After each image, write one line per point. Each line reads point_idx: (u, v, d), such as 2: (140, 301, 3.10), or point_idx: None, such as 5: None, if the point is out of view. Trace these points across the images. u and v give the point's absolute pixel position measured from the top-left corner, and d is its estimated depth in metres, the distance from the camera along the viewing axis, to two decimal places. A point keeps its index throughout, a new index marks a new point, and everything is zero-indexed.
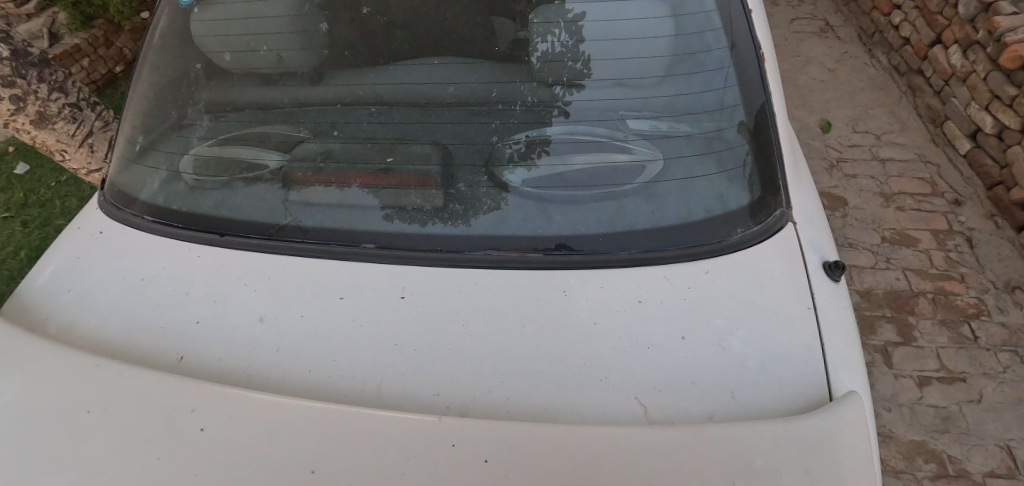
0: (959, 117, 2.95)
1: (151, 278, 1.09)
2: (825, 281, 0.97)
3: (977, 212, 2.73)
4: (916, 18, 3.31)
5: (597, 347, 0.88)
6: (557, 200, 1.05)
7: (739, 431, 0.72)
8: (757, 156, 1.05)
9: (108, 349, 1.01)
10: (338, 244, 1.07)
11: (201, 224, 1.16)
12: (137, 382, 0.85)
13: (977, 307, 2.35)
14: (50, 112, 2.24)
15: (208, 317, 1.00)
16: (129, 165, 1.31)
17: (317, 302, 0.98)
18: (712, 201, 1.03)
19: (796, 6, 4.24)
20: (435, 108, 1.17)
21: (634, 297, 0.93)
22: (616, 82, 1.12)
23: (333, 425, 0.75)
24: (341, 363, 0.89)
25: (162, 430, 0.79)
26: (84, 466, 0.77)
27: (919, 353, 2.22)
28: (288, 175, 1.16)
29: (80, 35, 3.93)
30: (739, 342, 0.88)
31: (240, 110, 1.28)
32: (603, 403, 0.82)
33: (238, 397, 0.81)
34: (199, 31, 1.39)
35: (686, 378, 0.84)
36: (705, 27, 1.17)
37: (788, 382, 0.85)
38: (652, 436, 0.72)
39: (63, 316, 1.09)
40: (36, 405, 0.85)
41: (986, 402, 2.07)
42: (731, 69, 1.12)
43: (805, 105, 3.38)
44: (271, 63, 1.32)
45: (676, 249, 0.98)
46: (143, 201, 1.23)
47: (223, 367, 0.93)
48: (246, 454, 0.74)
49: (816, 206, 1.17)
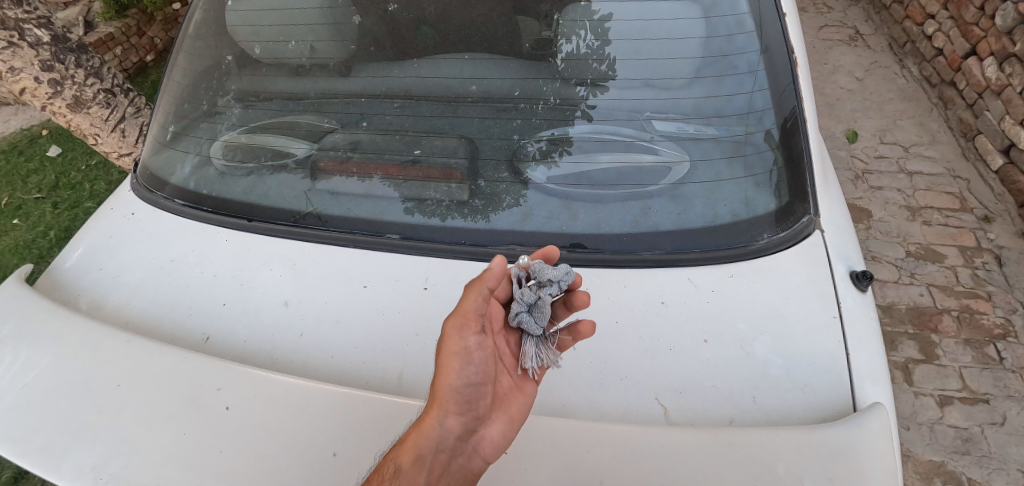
0: (992, 131, 2.86)
1: (181, 260, 1.12)
2: (853, 291, 0.96)
3: (1008, 229, 2.62)
4: (950, 29, 3.23)
5: (618, 346, 0.88)
6: (583, 199, 1.05)
7: (759, 436, 0.71)
8: (788, 161, 1.04)
9: (137, 327, 1.04)
10: (364, 233, 1.09)
11: (230, 208, 1.19)
12: (164, 360, 0.87)
13: (1004, 328, 2.24)
14: (86, 97, 2.30)
15: (235, 300, 1.03)
16: (162, 150, 1.34)
17: (341, 289, 1.00)
18: (739, 205, 1.02)
19: (825, 13, 4.17)
20: (461, 104, 1.17)
21: (656, 298, 0.93)
22: (645, 82, 1.10)
23: (357, 411, 0.77)
24: (363, 351, 0.91)
25: (188, 407, 0.80)
26: (112, 439, 0.80)
27: (940, 372, 2.13)
28: (315, 164, 1.17)
29: (114, 24, 4.03)
30: (762, 347, 0.88)
31: (269, 100, 1.30)
32: (623, 403, 0.82)
33: (262, 378, 0.82)
34: (232, 21, 1.41)
35: (707, 381, 0.84)
36: (737, 29, 1.14)
37: (811, 391, 0.84)
38: (673, 438, 0.72)
39: (95, 293, 1.13)
40: (65, 378, 0.88)
41: (1010, 425, 1.97)
42: (762, 73, 1.10)
43: (831, 114, 3.32)
44: (302, 55, 1.34)
45: (701, 252, 0.98)
46: (174, 185, 1.27)
47: (248, 349, 0.96)
48: (269, 433, 0.76)
49: (845, 215, 1.15)
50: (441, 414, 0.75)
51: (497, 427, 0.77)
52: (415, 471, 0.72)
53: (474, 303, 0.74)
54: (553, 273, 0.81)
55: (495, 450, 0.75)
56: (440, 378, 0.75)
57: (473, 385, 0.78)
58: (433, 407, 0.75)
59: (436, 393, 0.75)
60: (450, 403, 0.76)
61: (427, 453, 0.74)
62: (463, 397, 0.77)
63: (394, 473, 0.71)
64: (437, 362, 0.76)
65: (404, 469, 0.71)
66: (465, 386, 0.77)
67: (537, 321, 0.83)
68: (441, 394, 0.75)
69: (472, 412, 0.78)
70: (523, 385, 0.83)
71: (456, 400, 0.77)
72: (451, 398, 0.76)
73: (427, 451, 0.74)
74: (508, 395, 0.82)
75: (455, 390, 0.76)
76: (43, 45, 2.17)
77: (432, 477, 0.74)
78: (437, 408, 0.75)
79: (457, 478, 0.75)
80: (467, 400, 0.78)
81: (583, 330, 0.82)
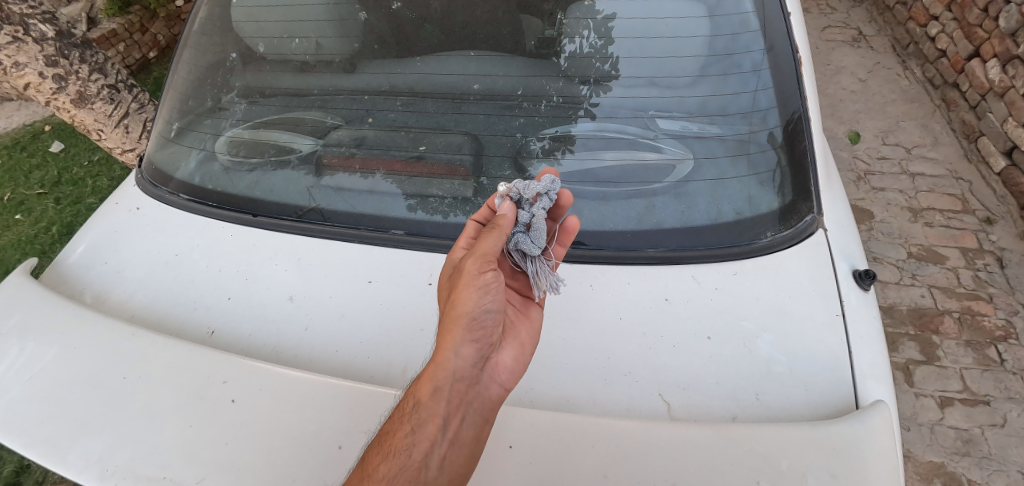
0: (994, 133, 2.86)
1: (186, 255, 1.13)
2: (855, 290, 0.96)
3: (1010, 231, 2.61)
4: (953, 31, 3.22)
5: (621, 342, 0.88)
6: (587, 196, 1.05)
7: (764, 432, 0.72)
8: (791, 159, 1.04)
9: (142, 320, 1.05)
10: (368, 228, 1.09)
11: (234, 203, 1.19)
12: (169, 353, 0.88)
13: (1005, 329, 2.24)
14: (89, 92, 2.30)
15: (239, 294, 1.04)
16: (167, 145, 1.34)
17: (346, 284, 1.01)
18: (743, 203, 1.02)
19: (828, 14, 4.16)
20: (465, 101, 1.17)
21: (660, 295, 0.94)
22: (649, 80, 1.10)
23: (362, 404, 0.78)
24: (368, 345, 0.92)
25: (194, 400, 0.81)
26: (118, 430, 0.80)
27: (942, 373, 2.12)
28: (320, 160, 1.18)
29: (117, 20, 4.03)
30: (765, 344, 0.88)
31: (274, 96, 1.30)
32: (625, 399, 0.82)
33: (267, 372, 0.83)
34: (236, 18, 1.41)
35: (710, 378, 0.84)
36: (743, 28, 1.14)
37: (814, 388, 0.84)
38: (677, 433, 0.72)
39: (100, 286, 1.13)
40: (70, 370, 0.88)
41: (1010, 427, 1.97)
42: (766, 72, 1.10)
43: (833, 115, 3.32)
44: (306, 51, 1.34)
45: (704, 249, 0.98)
46: (179, 180, 1.27)
47: (253, 342, 0.96)
48: (276, 425, 0.77)
49: (848, 214, 1.15)
50: (455, 345, 0.72)
51: (508, 352, 0.79)
52: (433, 403, 0.70)
53: (493, 243, 0.76)
54: (543, 184, 0.86)
55: (512, 375, 0.78)
56: (457, 308, 0.72)
57: (491, 313, 0.75)
58: (447, 339, 0.72)
59: (452, 321, 0.72)
60: (465, 331, 0.73)
61: (445, 384, 0.71)
62: (480, 324, 0.74)
63: (414, 404, 0.70)
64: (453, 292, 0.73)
65: (422, 401, 0.70)
66: (482, 314, 0.74)
67: (534, 240, 0.83)
68: (457, 322, 0.72)
69: (486, 338, 0.75)
70: (525, 311, 0.86)
71: (472, 328, 0.73)
72: (467, 326, 0.73)
73: (445, 381, 0.71)
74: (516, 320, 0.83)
75: (471, 319, 0.73)
76: (47, 40, 2.17)
77: (453, 408, 0.70)
78: (451, 338, 0.72)
79: (478, 405, 0.72)
80: (482, 328, 0.74)
81: (569, 226, 0.88)
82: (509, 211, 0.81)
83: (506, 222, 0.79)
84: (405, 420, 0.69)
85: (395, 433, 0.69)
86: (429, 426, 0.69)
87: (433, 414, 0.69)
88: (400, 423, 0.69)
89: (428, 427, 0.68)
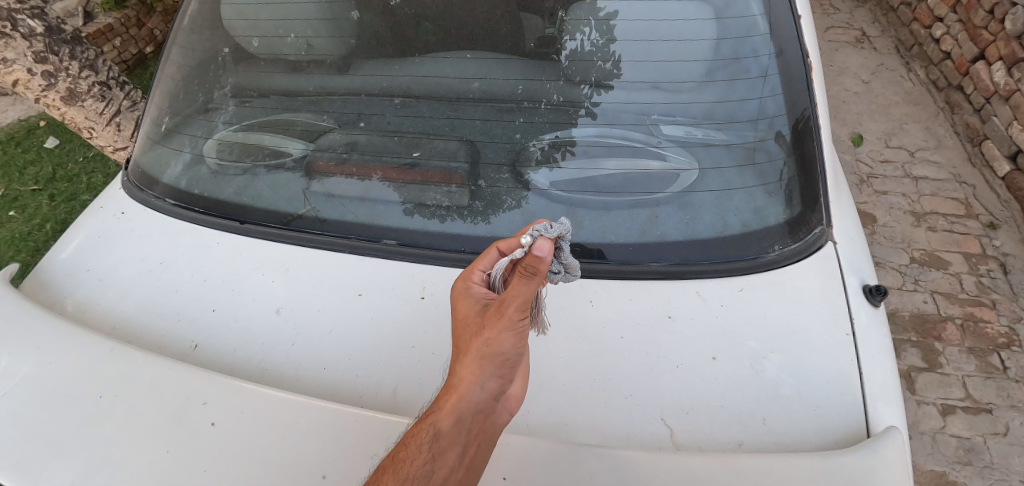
0: (999, 137, 2.81)
1: (171, 263, 1.09)
2: (866, 307, 0.92)
3: (1014, 237, 2.56)
4: (958, 32, 3.17)
5: (623, 362, 0.85)
6: (588, 205, 1.01)
7: (771, 462, 0.68)
8: (801, 169, 1.00)
9: (122, 332, 1.01)
10: (360, 238, 1.06)
11: (222, 210, 1.15)
12: (150, 371, 0.84)
13: (1008, 337, 2.19)
14: (80, 89, 2.24)
15: (225, 306, 1.00)
16: (154, 146, 1.30)
17: (336, 297, 0.98)
18: (750, 215, 0.98)
19: (832, 14, 4.11)
20: (462, 104, 1.13)
21: (663, 312, 0.91)
22: (654, 84, 1.05)
23: (347, 429, 0.74)
24: (357, 362, 0.89)
25: (173, 423, 0.77)
26: (91, 454, 0.76)
27: (944, 380, 2.07)
28: (311, 164, 1.13)
29: (113, 14, 3.97)
30: (772, 365, 0.85)
31: (265, 97, 1.25)
32: (626, 423, 0.79)
33: (251, 393, 0.80)
34: (228, 15, 1.35)
35: (715, 402, 0.81)
36: (752, 31, 1.09)
37: (823, 413, 0.81)
38: (679, 465, 0.68)
39: (80, 295, 1.09)
40: (45, 387, 0.84)
41: (1013, 436, 1.91)
42: (775, 77, 1.05)
43: (837, 116, 3.28)
44: (300, 51, 1.28)
45: (709, 264, 0.95)
46: (165, 184, 1.23)
47: (237, 358, 0.93)
48: (258, 451, 0.73)
49: (857, 226, 1.11)
50: (483, 379, 0.64)
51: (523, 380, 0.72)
52: (453, 433, 0.63)
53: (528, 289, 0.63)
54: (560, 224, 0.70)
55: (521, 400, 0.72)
56: (490, 346, 0.64)
57: (522, 350, 0.67)
58: (477, 373, 0.64)
59: (482, 356, 0.64)
60: (495, 368, 0.64)
61: (467, 415, 0.64)
62: (511, 362, 0.66)
63: (432, 433, 0.63)
64: (485, 330, 0.64)
65: (443, 431, 0.63)
66: (515, 351, 0.66)
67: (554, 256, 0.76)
68: (488, 358, 0.64)
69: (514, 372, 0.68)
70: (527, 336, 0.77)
71: (503, 365, 0.65)
72: (498, 362, 0.65)
73: (467, 413, 0.64)
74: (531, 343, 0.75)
75: (503, 357, 0.65)
76: (37, 36, 2.10)
77: (473, 438, 0.65)
78: (480, 371, 0.64)
79: (494, 436, 0.67)
80: (511, 365, 0.67)
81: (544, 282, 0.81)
82: (547, 252, 0.64)
83: (545, 267, 0.63)
84: (423, 448, 0.62)
85: (412, 461, 0.62)
86: (449, 454, 0.62)
87: (453, 443, 0.63)
88: (417, 451, 0.62)
89: (448, 456, 0.62)
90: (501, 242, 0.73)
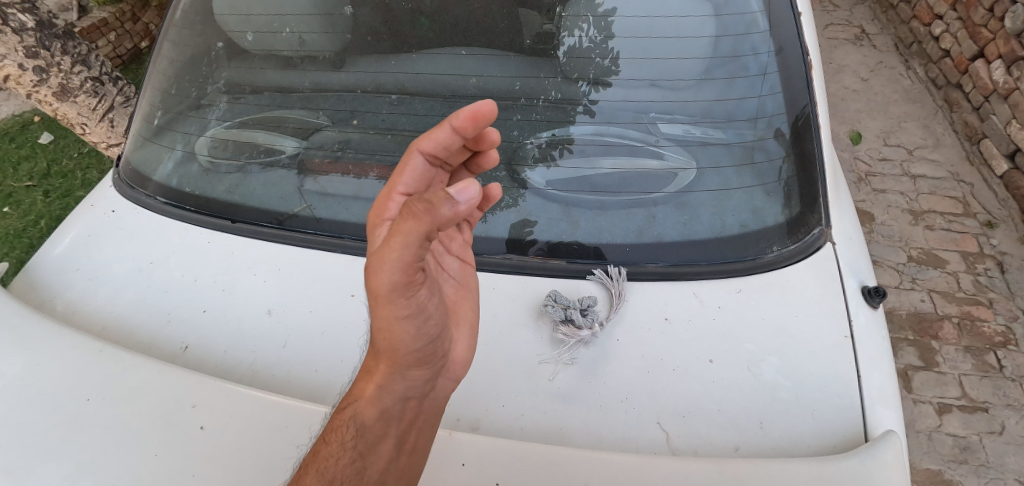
0: (998, 135, 2.80)
1: (163, 263, 1.08)
2: (865, 308, 0.91)
3: (1011, 235, 2.56)
4: (957, 30, 3.16)
5: (619, 365, 0.85)
6: (584, 205, 1.00)
7: (768, 467, 0.67)
8: (799, 168, 0.99)
9: (111, 332, 0.99)
10: (353, 237, 1.05)
11: (213, 209, 1.14)
12: (138, 373, 0.83)
13: (1005, 335, 2.18)
14: (72, 85, 2.21)
15: (216, 307, 0.99)
16: (145, 143, 1.28)
17: (329, 298, 0.97)
18: (748, 215, 0.97)
19: (831, 11, 4.09)
20: (457, 102, 1.11)
21: (659, 314, 0.90)
22: (652, 82, 1.04)
23: None
24: (349, 364, 0.88)
25: (161, 426, 0.76)
26: (76, 457, 0.74)
27: (940, 379, 2.07)
28: (304, 162, 1.12)
29: (108, 9, 3.93)
30: (770, 368, 0.84)
31: (258, 93, 1.23)
32: (621, 427, 0.78)
33: (240, 395, 0.79)
34: (219, 8, 1.32)
35: (711, 405, 0.80)
36: (752, 28, 1.08)
37: (821, 417, 0.80)
38: (675, 468, 0.67)
39: (68, 295, 1.07)
40: (30, 389, 0.83)
41: (1009, 435, 1.92)
42: (774, 75, 1.04)
43: (836, 114, 3.26)
44: (293, 46, 1.26)
45: (706, 264, 0.94)
46: (156, 181, 1.21)
47: (228, 359, 0.92)
48: (247, 455, 0.72)
49: (857, 225, 1.10)
50: (399, 367, 0.68)
51: (458, 345, 0.75)
52: (382, 420, 0.68)
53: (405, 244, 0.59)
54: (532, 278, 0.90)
55: (463, 366, 0.75)
56: (395, 326, 0.65)
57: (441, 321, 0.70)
58: (393, 361, 0.67)
59: (391, 341, 0.66)
60: (410, 349, 0.68)
61: (394, 403, 0.68)
62: (429, 337, 0.68)
63: (359, 426, 0.67)
64: (380, 308, 0.65)
65: (368, 423, 0.67)
66: (422, 329, 0.67)
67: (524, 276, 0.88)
68: (397, 341, 0.66)
69: (437, 349, 0.70)
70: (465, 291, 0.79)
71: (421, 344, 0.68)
72: (410, 342, 0.67)
73: (393, 400, 0.68)
74: (459, 302, 0.78)
75: (416, 336, 0.67)
76: (28, 31, 2.06)
77: (406, 422, 0.69)
78: (394, 357, 0.67)
79: (433, 410, 0.72)
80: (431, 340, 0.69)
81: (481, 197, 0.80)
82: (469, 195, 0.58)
83: (446, 212, 0.59)
84: (347, 445, 0.66)
85: (335, 457, 0.65)
86: (382, 445, 0.67)
87: (385, 433, 0.68)
88: (341, 447, 0.65)
89: (382, 446, 0.67)
90: (424, 143, 0.76)
